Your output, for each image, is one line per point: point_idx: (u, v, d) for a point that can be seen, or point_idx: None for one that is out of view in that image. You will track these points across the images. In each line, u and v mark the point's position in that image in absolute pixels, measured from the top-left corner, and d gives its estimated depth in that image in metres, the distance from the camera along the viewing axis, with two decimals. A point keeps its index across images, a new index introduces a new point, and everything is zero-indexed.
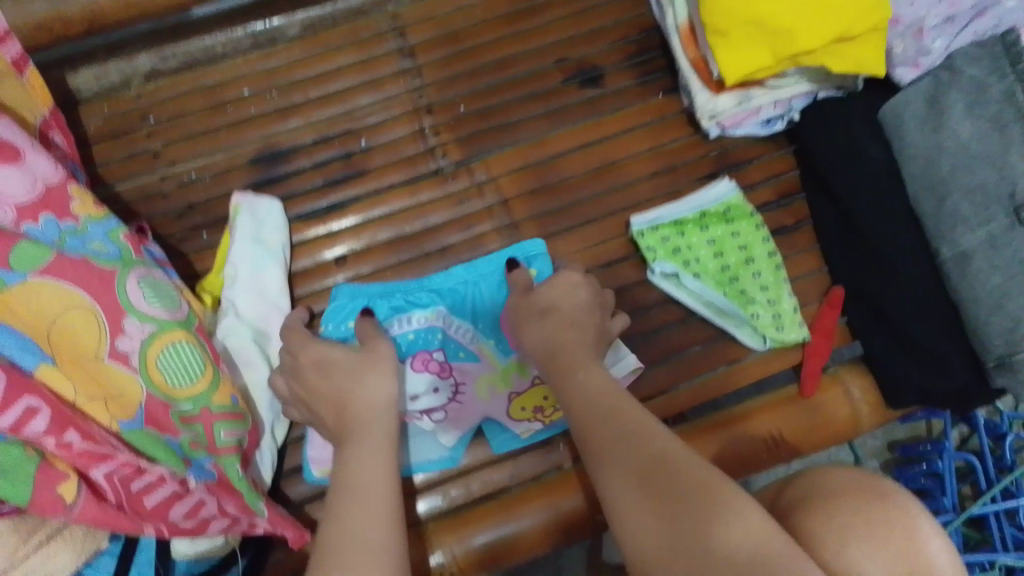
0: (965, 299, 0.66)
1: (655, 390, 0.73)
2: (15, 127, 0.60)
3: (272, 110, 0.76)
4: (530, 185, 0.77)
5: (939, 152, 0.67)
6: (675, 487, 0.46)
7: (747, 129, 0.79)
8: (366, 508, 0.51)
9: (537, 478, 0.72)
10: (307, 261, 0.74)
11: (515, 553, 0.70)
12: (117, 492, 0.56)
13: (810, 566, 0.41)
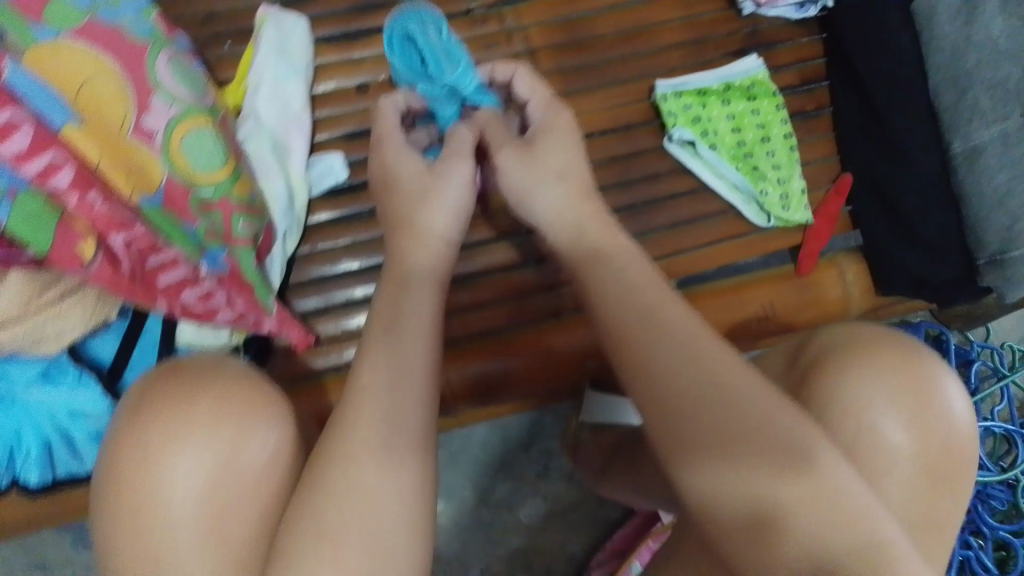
0: (969, 196, 0.69)
1: (659, 253, 0.75)
2: None
3: None
4: (559, 40, 0.77)
5: (967, 45, 0.67)
6: (716, 416, 0.45)
7: (779, 11, 0.80)
8: (387, 360, 0.49)
9: (536, 321, 0.75)
10: (329, 84, 0.73)
11: (508, 388, 0.74)
12: (133, 263, 0.56)
13: (798, 509, 0.44)
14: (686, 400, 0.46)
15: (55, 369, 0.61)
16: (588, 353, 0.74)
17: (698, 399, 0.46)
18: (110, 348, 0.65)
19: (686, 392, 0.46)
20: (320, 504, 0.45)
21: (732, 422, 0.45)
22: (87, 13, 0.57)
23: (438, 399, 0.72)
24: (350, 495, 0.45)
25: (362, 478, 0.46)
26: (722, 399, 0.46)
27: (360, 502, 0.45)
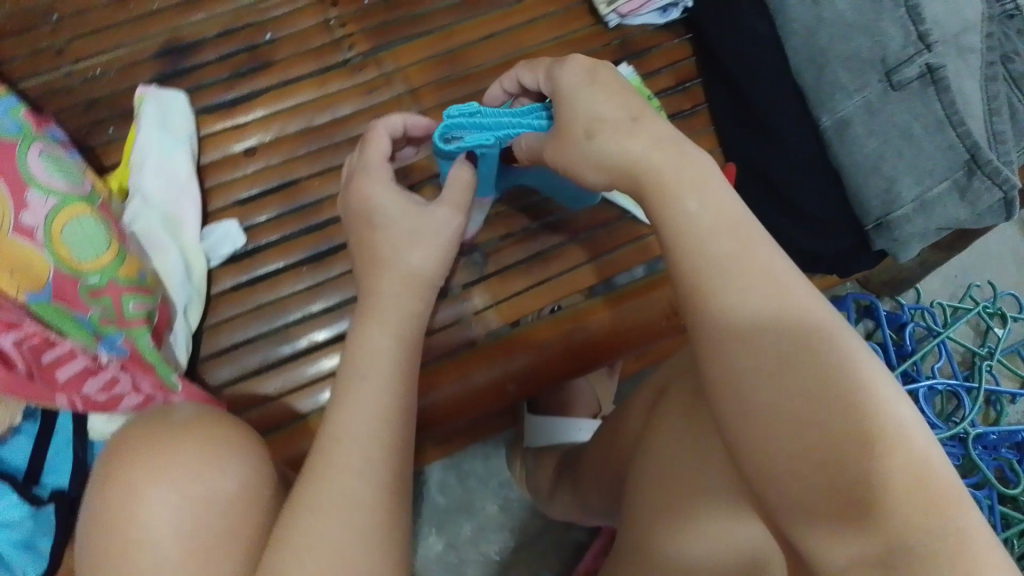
0: (846, 165, 0.77)
1: (562, 269, 0.81)
2: None
3: (175, 3, 0.78)
4: (439, 75, 0.79)
5: (818, 22, 0.75)
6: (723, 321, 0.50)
7: (645, 18, 0.86)
8: (376, 380, 0.59)
9: (451, 353, 0.78)
10: (218, 153, 0.76)
11: (433, 424, 0.76)
12: (27, 360, 0.57)
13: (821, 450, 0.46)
14: (744, 338, 0.49)
15: None
16: (507, 379, 0.77)
17: (746, 351, 0.48)
18: (23, 455, 0.62)
19: (739, 326, 0.49)
20: (313, 497, 0.53)
21: (784, 374, 0.47)
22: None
23: None
24: (337, 483, 0.53)
25: (352, 461, 0.55)
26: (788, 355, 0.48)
27: (346, 493, 0.53)
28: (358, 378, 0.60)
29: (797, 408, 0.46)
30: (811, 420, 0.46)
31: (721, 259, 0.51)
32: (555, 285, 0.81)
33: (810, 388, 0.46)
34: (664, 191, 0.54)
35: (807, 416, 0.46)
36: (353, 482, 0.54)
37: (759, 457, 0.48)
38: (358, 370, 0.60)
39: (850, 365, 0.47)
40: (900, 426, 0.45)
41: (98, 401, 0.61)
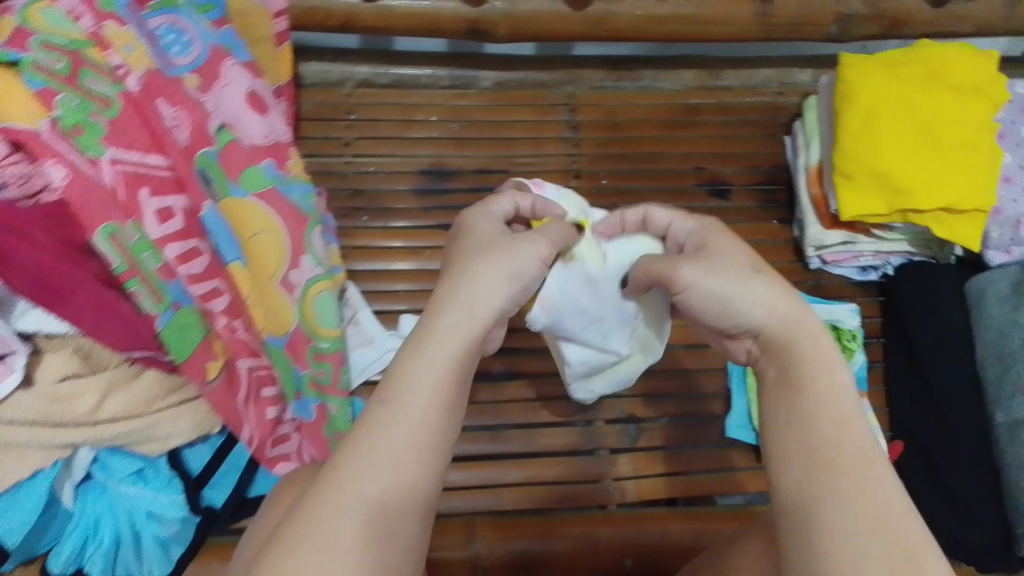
0: (1013, 465, 0.75)
1: (683, 467, 0.82)
2: (246, 77, 0.74)
3: (383, 87, 0.93)
4: None
5: (1012, 329, 0.77)
6: (822, 412, 0.45)
7: (844, 271, 0.88)
8: (429, 371, 0.46)
9: (533, 484, 0.80)
10: (416, 263, 0.86)
11: (510, 530, 0.76)
12: (247, 389, 0.67)
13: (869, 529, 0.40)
14: (856, 495, 0.41)
15: (147, 472, 0.69)
16: (627, 551, 0.77)
17: (848, 515, 0.40)
18: (199, 462, 0.71)
19: (815, 379, 0.47)
20: (294, 535, 0.40)
21: (886, 551, 0.38)
22: (236, 140, 0.71)
23: (478, 569, 0.75)
24: (340, 535, 0.40)
25: (383, 463, 0.43)
26: (898, 533, 0.39)
27: (367, 512, 0.41)
28: (379, 420, 0.44)
29: (876, 540, 0.39)
30: (875, 564, 0.38)
31: (803, 341, 0.49)
32: (671, 480, 0.81)
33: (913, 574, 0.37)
34: (800, 328, 0.49)
35: (868, 547, 0.39)
36: (365, 509, 0.41)
37: (806, 527, 0.41)
38: (377, 398, 0.45)
39: (881, 473, 0.42)
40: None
41: (271, 454, 0.70)
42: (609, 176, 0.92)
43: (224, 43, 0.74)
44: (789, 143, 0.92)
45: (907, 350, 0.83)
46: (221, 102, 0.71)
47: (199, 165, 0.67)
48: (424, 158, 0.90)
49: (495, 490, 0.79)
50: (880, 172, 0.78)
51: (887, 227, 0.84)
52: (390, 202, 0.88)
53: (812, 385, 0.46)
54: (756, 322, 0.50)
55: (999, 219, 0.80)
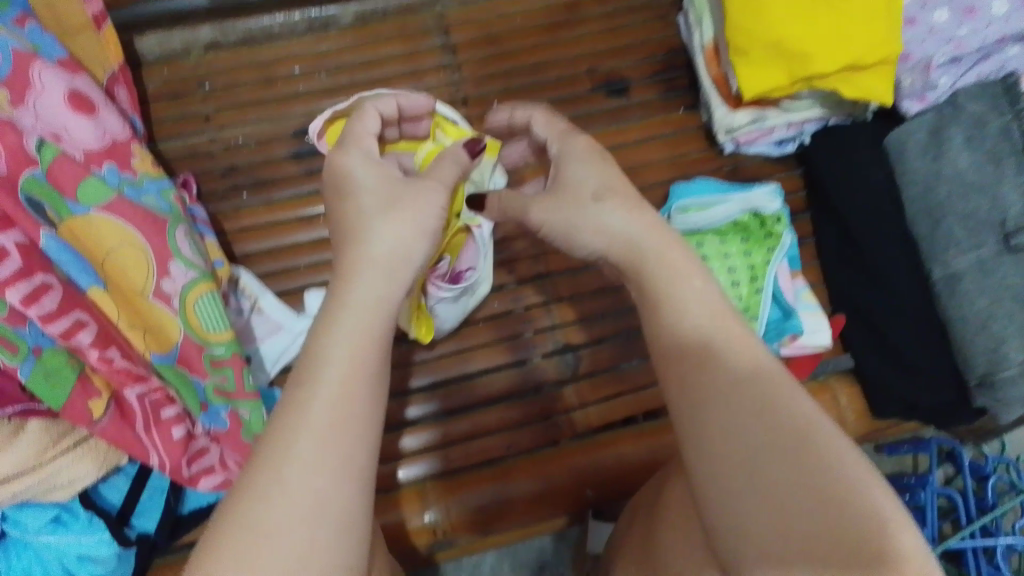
0: (954, 320, 0.71)
1: (630, 386, 0.79)
2: (60, 74, 0.64)
3: (235, 45, 0.84)
4: None
5: (937, 179, 0.73)
6: (692, 324, 0.47)
7: (760, 148, 0.84)
8: (348, 334, 0.43)
9: (475, 437, 0.76)
10: (310, 234, 0.79)
11: (462, 489, 0.74)
12: (145, 415, 0.62)
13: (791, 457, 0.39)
14: (736, 397, 0.42)
15: (65, 516, 0.63)
16: (588, 481, 0.75)
17: (738, 418, 0.41)
18: (119, 494, 0.67)
19: (670, 292, 0.49)
20: (246, 511, 0.37)
21: (775, 441, 0.39)
22: (63, 151, 0.62)
23: (438, 534, 0.73)
24: (297, 500, 0.37)
25: (322, 426, 0.39)
26: (780, 421, 0.40)
27: (318, 476, 0.38)
28: (309, 387, 0.41)
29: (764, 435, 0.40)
30: (766, 456, 0.39)
31: (650, 245, 0.51)
32: (620, 402, 0.79)
33: (799, 459, 0.38)
34: (650, 226, 0.52)
35: (757, 441, 0.40)
36: (315, 471, 0.38)
37: (727, 466, 0.40)
38: (297, 378, 0.42)
39: (766, 367, 0.44)
40: (866, 476, 0.38)
41: (189, 471, 0.65)
42: (498, 96, 0.85)
43: (31, 43, 0.63)
44: (682, 29, 0.86)
45: (837, 221, 0.80)
46: (39, 112, 0.62)
47: (23, 193, 0.58)
48: (296, 116, 0.83)
49: (446, 450, 0.76)
50: (774, 41, 0.73)
51: (795, 96, 0.79)
52: (271, 173, 0.81)
53: (676, 292, 0.48)
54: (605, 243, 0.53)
55: (908, 63, 0.76)
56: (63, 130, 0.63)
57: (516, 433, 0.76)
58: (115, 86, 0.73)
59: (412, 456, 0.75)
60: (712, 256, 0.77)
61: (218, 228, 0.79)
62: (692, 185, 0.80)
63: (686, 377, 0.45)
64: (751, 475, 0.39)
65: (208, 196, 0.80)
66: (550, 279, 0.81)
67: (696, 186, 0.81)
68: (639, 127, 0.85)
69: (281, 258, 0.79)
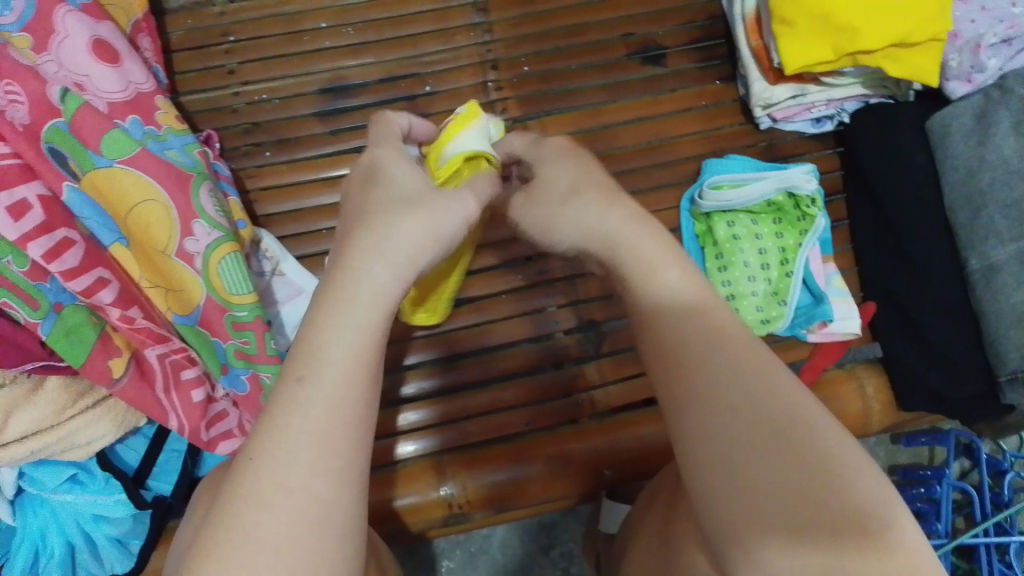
0: (987, 312, 0.69)
1: None
2: (84, 20, 0.62)
3: None
4: (483, 99, 0.81)
5: (980, 165, 0.70)
6: (671, 317, 0.41)
7: (797, 125, 0.82)
8: (352, 328, 0.38)
9: (492, 412, 0.76)
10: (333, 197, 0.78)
11: (476, 465, 0.73)
12: (164, 377, 0.61)
13: (785, 445, 0.34)
14: (713, 392, 0.37)
15: (82, 475, 0.65)
16: (605, 462, 0.73)
17: (714, 413, 0.36)
18: (136, 456, 0.66)
19: (639, 293, 0.43)
20: (240, 516, 0.33)
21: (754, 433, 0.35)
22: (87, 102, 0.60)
23: (453, 506, 0.73)
24: (281, 505, 0.34)
25: (321, 437, 0.35)
26: (764, 410, 0.36)
27: (320, 480, 0.35)
28: (307, 386, 0.36)
29: (743, 428, 0.35)
30: (748, 452, 0.35)
31: (642, 236, 0.44)
32: (640, 382, 0.77)
33: (788, 451, 0.34)
34: (612, 200, 0.46)
35: (737, 439, 0.35)
36: (315, 470, 0.35)
37: (715, 457, 0.35)
38: (293, 373, 0.37)
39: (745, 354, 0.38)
40: (863, 467, 0.34)
41: (208, 435, 0.64)
42: (528, 61, 0.82)
43: None
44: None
45: (874, 205, 0.78)
46: (62, 60, 0.61)
47: (46, 142, 0.57)
48: (321, 73, 0.80)
49: (449, 426, 0.75)
50: (823, 12, 0.70)
51: (838, 73, 0.77)
52: (294, 132, 0.79)
53: (652, 282, 0.43)
54: (578, 241, 0.47)
55: (957, 42, 0.73)
56: (82, 79, 0.62)
57: (530, 411, 0.76)
58: (138, 35, 0.71)
59: (425, 429, 0.75)
60: (743, 236, 0.77)
61: (240, 187, 0.78)
62: (726, 161, 0.78)
63: (668, 364, 0.40)
64: (735, 475, 0.34)
65: (230, 154, 0.78)
66: (575, 253, 0.80)
67: (730, 162, 0.78)
68: (673, 99, 0.82)
69: (303, 221, 0.77)
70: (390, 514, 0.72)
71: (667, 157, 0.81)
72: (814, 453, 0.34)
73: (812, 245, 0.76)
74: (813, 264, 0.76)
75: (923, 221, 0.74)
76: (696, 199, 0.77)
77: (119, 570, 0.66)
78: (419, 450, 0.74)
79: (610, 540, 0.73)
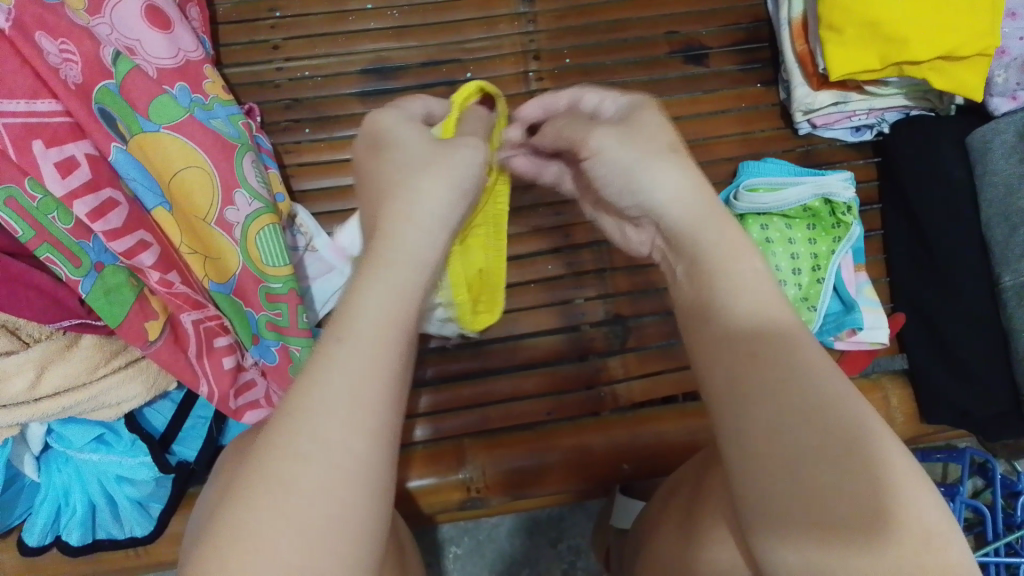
0: (1018, 330, 0.68)
1: (676, 363, 0.78)
2: None
3: None
4: (523, 88, 0.81)
5: (1021, 181, 0.70)
6: (757, 308, 0.38)
7: (835, 133, 0.82)
8: (387, 288, 0.37)
9: (512, 400, 0.76)
10: None
11: (495, 451, 0.73)
12: (197, 343, 0.62)
13: (858, 460, 0.33)
14: (781, 391, 0.35)
15: (109, 435, 0.65)
16: (625, 455, 0.73)
17: (779, 411, 0.34)
18: (163, 419, 0.67)
19: (713, 276, 0.40)
20: (265, 485, 0.31)
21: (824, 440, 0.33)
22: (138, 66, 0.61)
23: (471, 490, 0.73)
24: (319, 473, 0.32)
25: (362, 394, 0.34)
26: (832, 416, 0.34)
27: (355, 440, 0.33)
28: (331, 350, 0.35)
29: (813, 432, 0.34)
30: (816, 458, 0.33)
31: (714, 233, 0.41)
32: (664, 379, 0.78)
33: (858, 462, 0.33)
34: (696, 177, 0.43)
35: (805, 442, 0.33)
36: (355, 454, 0.33)
37: (776, 462, 0.34)
38: (329, 331, 0.36)
39: (807, 350, 0.37)
40: (916, 483, 0.33)
41: (236, 403, 0.65)
42: (570, 53, 0.82)
43: None
44: (770, 1, 0.83)
45: (909, 217, 0.78)
46: (115, 24, 0.62)
47: (97, 103, 0.58)
48: (365, 54, 0.81)
49: (442, 416, 0.75)
50: (869, 21, 0.70)
51: (881, 83, 0.77)
52: (335, 110, 0.79)
53: (734, 261, 0.40)
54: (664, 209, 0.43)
55: (1004, 58, 0.73)
56: (135, 43, 0.63)
57: (550, 402, 0.76)
58: (188, 4, 0.72)
59: (440, 414, 0.75)
60: (776, 240, 0.77)
61: (278, 162, 0.78)
62: (763, 164, 0.78)
63: (738, 357, 0.37)
64: (796, 478, 0.33)
65: (271, 127, 0.79)
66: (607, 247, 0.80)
67: (766, 165, 0.78)
68: (714, 100, 0.82)
69: (339, 198, 0.78)
70: (408, 493, 0.72)
71: (704, 157, 0.81)
72: (878, 467, 0.33)
73: (844, 254, 0.76)
74: (842, 273, 0.76)
75: (958, 236, 0.74)
76: (731, 200, 0.77)
77: (138, 533, 0.66)
78: (434, 434, 0.75)
79: (623, 534, 0.74)
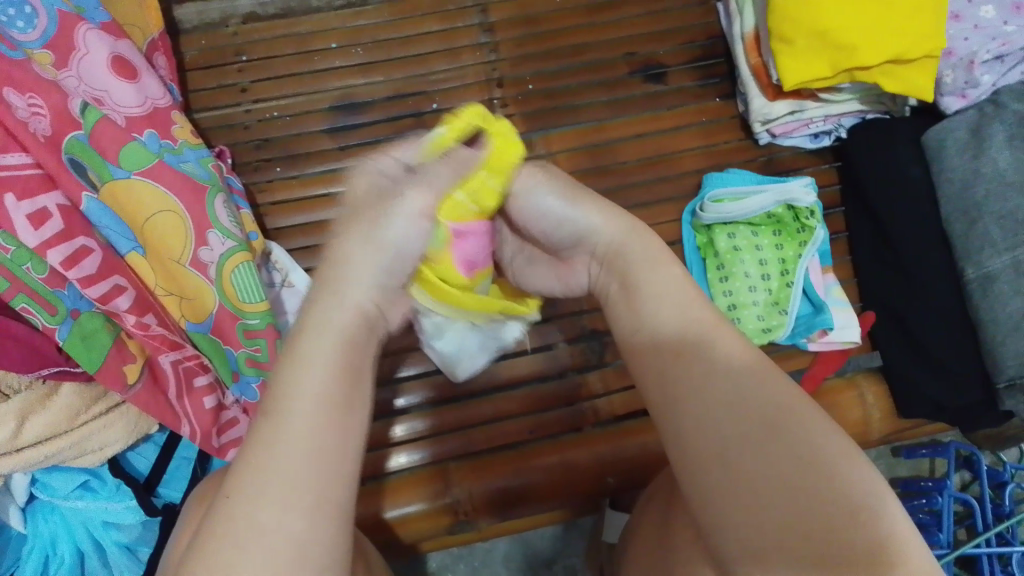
0: (984, 320, 0.70)
1: None
2: (104, 37, 0.64)
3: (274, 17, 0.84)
4: (489, 115, 0.83)
5: (976, 177, 0.72)
6: (689, 347, 0.39)
7: (795, 141, 0.84)
8: (316, 360, 0.35)
9: (494, 422, 0.77)
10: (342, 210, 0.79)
11: (479, 473, 0.74)
12: (177, 383, 0.63)
13: (790, 443, 0.34)
14: (709, 388, 0.37)
15: (93, 482, 0.66)
16: (609, 469, 0.74)
17: (709, 410, 0.36)
18: (147, 462, 0.68)
19: (644, 292, 0.42)
20: (219, 552, 0.31)
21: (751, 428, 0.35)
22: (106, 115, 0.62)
23: (458, 514, 0.73)
24: (270, 538, 0.31)
25: (298, 470, 0.32)
26: (759, 404, 0.36)
27: (293, 518, 0.31)
28: (272, 424, 0.33)
29: (737, 422, 0.36)
30: (747, 444, 0.35)
31: (639, 247, 0.43)
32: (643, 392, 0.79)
33: (783, 445, 0.34)
34: (606, 206, 0.44)
35: (733, 431, 0.35)
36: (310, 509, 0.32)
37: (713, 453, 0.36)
38: (260, 410, 0.34)
39: (726, 346, 0.39)
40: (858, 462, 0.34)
41: (218, 441, 0.65)
42: (533, 79, 0.84)
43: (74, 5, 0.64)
44: (723, 17, 0.85)
45: (872, 218, 0.79)
46: (82, 76, 0.63)
47: (67, 152, 0.59)
48: (331, 91, 0.82)
49: (429, 441, 0.76)
50: (816, 30, 0.72)
51: (835, 89, 0.79)
52: (305, 148, 0.81)
53: (653, 295, 0.41)
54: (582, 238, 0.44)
55: (950, 60, 0.75)
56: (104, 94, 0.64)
57: (531, 421, 0.77)
58: (154, 53, 0.73)
59: (424, 440, 0.76)
60: (743, 248, 0.78)
61: (251, 201, 0.79)
62: (725, 174, 0.80)
63: (675, 370, 0.39)
64: (730, 470, 0.35)
65: (242, 168, 0.80)
66: None
67: (729, 175, 0.80)
68: (675, 116, 0.84)
69: (313, 233, 0.79)
70: (396, 520, 0.72)
71: (669, 171, 0.83)
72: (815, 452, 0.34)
73: (812, 257, 0.77)
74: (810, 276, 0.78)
75: (920, 233, 0.75)
76: (698, 212, 0.78)
77: None
78: (419, 461, 0.75)
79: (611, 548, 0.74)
